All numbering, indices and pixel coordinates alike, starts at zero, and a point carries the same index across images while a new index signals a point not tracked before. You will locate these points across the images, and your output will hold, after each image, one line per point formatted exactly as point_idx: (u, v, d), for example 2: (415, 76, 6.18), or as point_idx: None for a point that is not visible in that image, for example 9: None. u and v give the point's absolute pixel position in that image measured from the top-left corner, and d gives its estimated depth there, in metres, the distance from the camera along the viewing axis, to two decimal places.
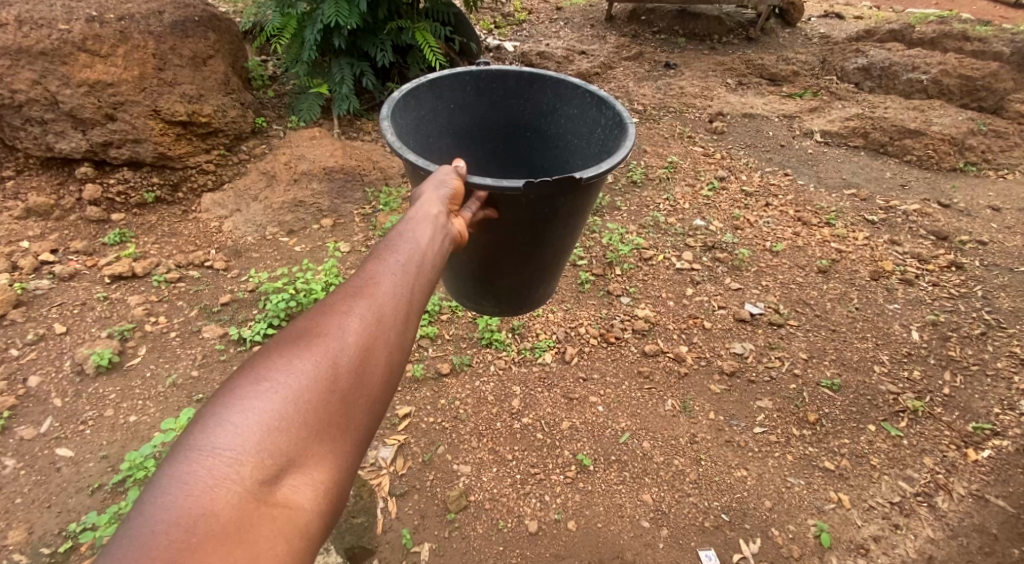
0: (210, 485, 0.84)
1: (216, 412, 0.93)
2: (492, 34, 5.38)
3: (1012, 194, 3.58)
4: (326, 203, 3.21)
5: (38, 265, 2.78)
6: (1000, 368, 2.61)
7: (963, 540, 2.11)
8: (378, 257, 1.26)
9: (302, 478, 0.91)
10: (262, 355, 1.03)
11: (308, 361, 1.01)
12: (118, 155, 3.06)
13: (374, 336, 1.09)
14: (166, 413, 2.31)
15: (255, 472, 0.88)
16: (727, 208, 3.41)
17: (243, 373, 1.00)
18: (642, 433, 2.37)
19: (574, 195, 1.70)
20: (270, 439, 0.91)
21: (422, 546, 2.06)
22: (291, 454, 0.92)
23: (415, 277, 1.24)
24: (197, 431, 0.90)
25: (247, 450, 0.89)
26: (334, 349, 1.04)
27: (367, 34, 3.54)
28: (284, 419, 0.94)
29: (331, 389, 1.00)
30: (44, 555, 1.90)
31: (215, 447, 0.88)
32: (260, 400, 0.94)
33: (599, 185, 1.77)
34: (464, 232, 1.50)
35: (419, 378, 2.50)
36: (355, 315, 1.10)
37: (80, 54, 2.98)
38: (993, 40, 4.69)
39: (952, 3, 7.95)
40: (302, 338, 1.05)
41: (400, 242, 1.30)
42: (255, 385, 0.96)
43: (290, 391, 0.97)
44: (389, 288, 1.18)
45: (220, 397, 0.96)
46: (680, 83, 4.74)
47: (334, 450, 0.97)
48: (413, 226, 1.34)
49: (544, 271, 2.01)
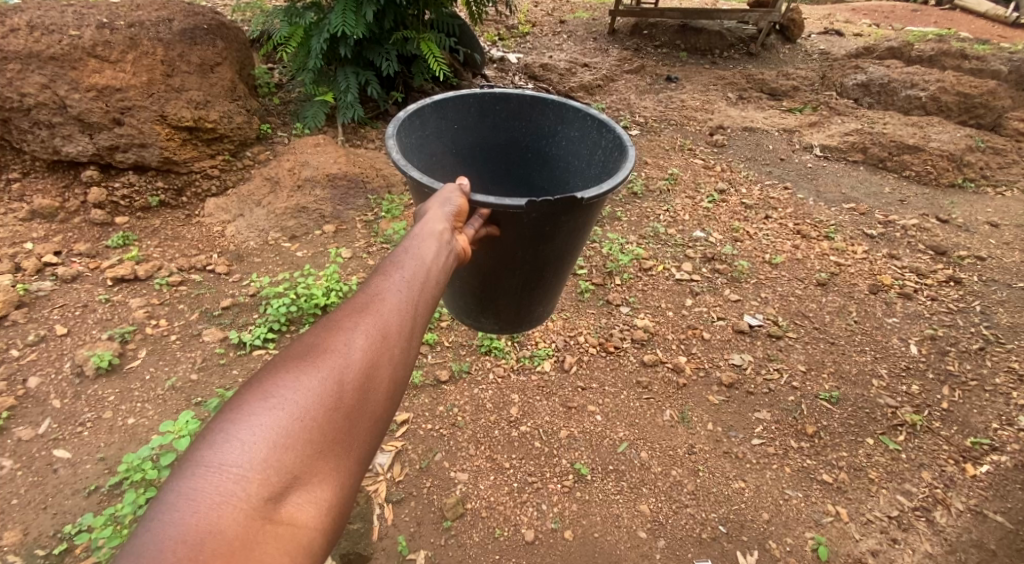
0: (217, 502, 0.86)
1: (223, 428, 0.94)
2: (495, 46, 5.44)
3: (1011, 211, 3.60)
4: (328, 210, 3.24)
5: (42, 266, 2.80)
6: (999, 383, 2.61)
7: (961, 556, 2.10)
8: (383, 271, 1.27)
9: (305, 495, 0.93)
10: (269, 369, 1.04)
11: (314, 377, 1.02)
12: (124, 159, 3.08)
13: (378, 352, 1.10)
14: (165, 416, 2.31)
15: (261, 489, 0.89)
16: (727, 221, 3.43)
17: (250, 389, 1.01)
18: (640, 443, 2.37)
19: (575, 214, 1.71)
20: (275, 456, 0.93)
21: (417, 554, 2.05)
22: (296, 471, 0.93)
23: (419, 294, 1.25)
24: (205, 446, 0.92)
25: (253, 467, 0.90)
26: (340, 365, 1.05)
27: (373, 45, 3.58)
28: (289, 437, 0.95)
29: (336, 406, 1.01)
30: (39, 556, 1.90)
31: (222, 463, 0.90)
32: (267, 417, 0.96)
33: (599, 205, 1.79)
34: (468, 249, 1.52)
35: (418, 385, 2.51)
36: (360, 331, 1.11)
37: (90, 60, 3.02)
38: (991, 58, 4.73)
39: (950, 22, 8.05)
40: (309, 353, 1.06)
41: (405, 257, 1.31)
42: (261, 401, 0.97)
43: (296, 407, 0.98)
44: (394, 304, 1.19)
45: (228, 411, 0.98)
46: (681, 97, 4.78)
47: (337, 467, 0.98)
48: (416, 243, 1.36)
49: (542, 291, 2.03)
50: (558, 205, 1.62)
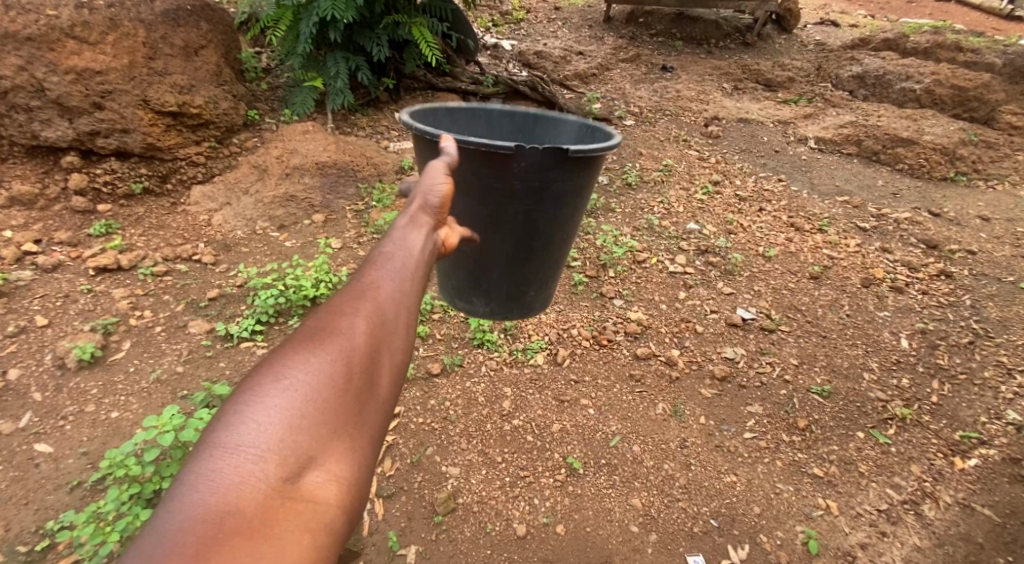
0: (235, 482, 0.80)
1: (237, 409, 0.89)
2: (489, 32, 5.37)
3: (1002, 205, 3.62)
4: (318, 199, 3.18)
5: (22, 256, 2.72)
6: (988, 377, 2.63)
7: (949, 549, 2.12)
8: (383, 254, 1.24)
9: (326, 473, 0.87)
10: (280, 351, 0.99)
11: (326, 356, 0.98)
12: (105, 145, 2.99)
13: (387, 333, 1.07)
14: (150, 409, 2.26)
15: (279, 469, 0.84)
16: (722, 213, 3.42)
17: (258, 372, 0.96)
18: (633, 437, 2.36)
19: (566, 173, 1.66)
20: (293, 436, 0.88)
21: (408, 549, 2.03)
22: (315, 451, 0.88)
23: (422, 274, 1.22)
24: (218, 428, 0.86)
25: (270, 448, 0.85)
26: (350, 344, 1.02)
27: (364, 29, 3.50)
28: (305, 416, 0.90)
29: (350, 386, 0.97)
30: (20, 554, 1.85)
31: (238, 444, 0.84)
32: (281, 397, 0.91)
33: (593, 172, 1.74)
34: (450, 244, 1.47)
35: (409, 378, 2.49)
36: (367, 312, 1.08)
37: (68, 41, 2.91)
38: (985, 51, 4.72)
39: (946, 14, 8.06)
40: (318, 334, 1.02)
41: (405, 240, 1.28)
42: (274, 381, 0.92)
43: (309, 386, 0.93)
44: (398, 286, 1.17)
45: (238, 394, 0.92)
46: (676, 86, 4.75)
47: (355, 445, 0.93)
48: (413, 227, 1.33)
49: (535, 268, 1.90)
50: (549, 154, 1.59)
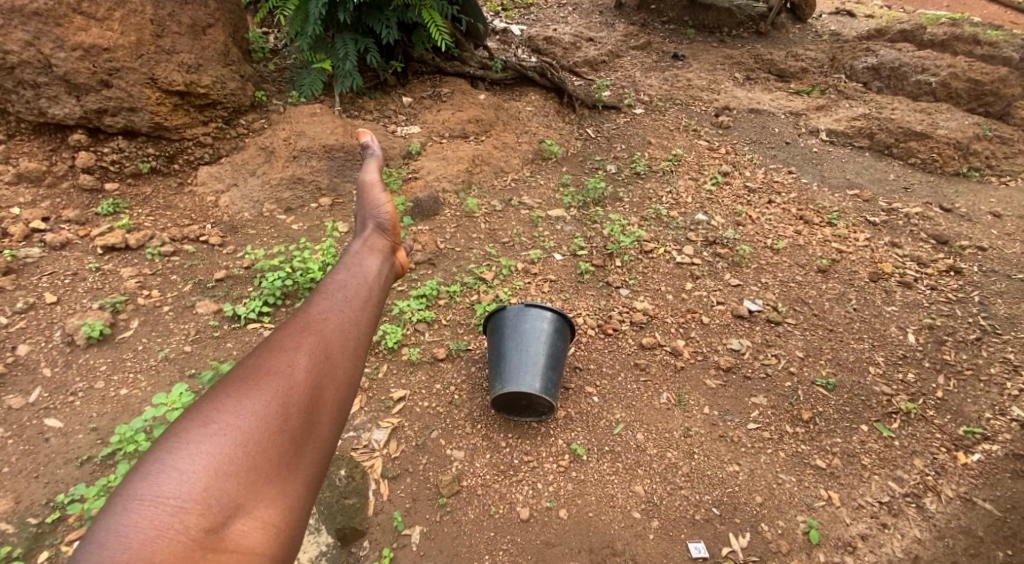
0: (153, 534, 0.93)
1: (165, 458, 1.03)
2: (498, 17, 5.34)
3: (1014, 202, 3.58)
4: (325, 181, 3.18)
5: (30, 232, 2.73)
6: (994, 373, 2.62)
7: (949, 542, 2.12)
8: (325, 291, 1.41)
9: (249, 521, 1.00)
10: (210, 398, 1.14)
11: (256, 405, 1.13)
12: (113, 123, 2.98)
13: (320, 374, 1.22)
14: (158, 387, 2.27)
15: (200, 520, 0.97)
16: (730, 204, 3.40)
17: (190, 419, 1.10)
18: (636, 425, 2.37)
19: (529, 318, 2.35)
20: (217, 485, 1.01)
21: (413, 529, 2.04)
22: (239, 500, 1.01)
23: (359, 310, 1.38)
24: (140, 479, 1.00)
25: (193, 499, 0.98)
26: (280, 388, 1.17)
27: (374, 10, 3.44)
28: (231, 464, 1.04)
29: (279, 431, 1.11)
30: (31, 525, 1.88)
31: (160, 496, 0.97)
32: (209, 445, 1.05)
33: (553, 327, 2.36)
34: (405, 264, 1.71)
35: (415, 362, 2.50)
36: (301, 353, 1.24)
37: (76, 17, 2.84)
38: (1003, 44, 4.65)
39: (964, 6, 7.98)
40: (251, 380, 1.17)
41: (349, 276, 1.47)
42: (202, 431, 1.07)
43: (236, 432, 1.08)
44: (335, 326, 1.31)
45: (170, 440, 1.07)
46: (687, 75, 4.72)
47: (283, 491, 1.07)
48: (357, 260, 1.55)
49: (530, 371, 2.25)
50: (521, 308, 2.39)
